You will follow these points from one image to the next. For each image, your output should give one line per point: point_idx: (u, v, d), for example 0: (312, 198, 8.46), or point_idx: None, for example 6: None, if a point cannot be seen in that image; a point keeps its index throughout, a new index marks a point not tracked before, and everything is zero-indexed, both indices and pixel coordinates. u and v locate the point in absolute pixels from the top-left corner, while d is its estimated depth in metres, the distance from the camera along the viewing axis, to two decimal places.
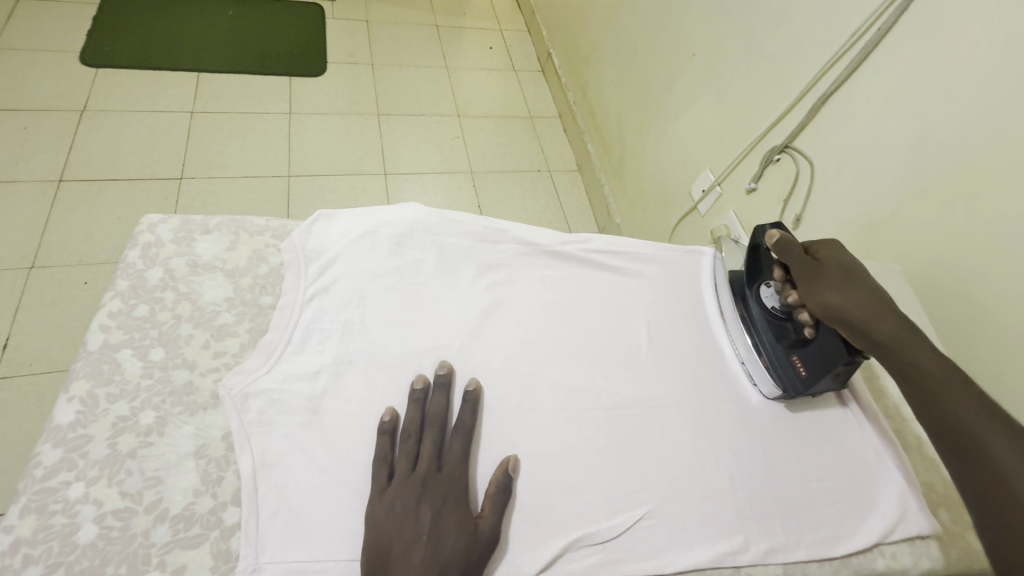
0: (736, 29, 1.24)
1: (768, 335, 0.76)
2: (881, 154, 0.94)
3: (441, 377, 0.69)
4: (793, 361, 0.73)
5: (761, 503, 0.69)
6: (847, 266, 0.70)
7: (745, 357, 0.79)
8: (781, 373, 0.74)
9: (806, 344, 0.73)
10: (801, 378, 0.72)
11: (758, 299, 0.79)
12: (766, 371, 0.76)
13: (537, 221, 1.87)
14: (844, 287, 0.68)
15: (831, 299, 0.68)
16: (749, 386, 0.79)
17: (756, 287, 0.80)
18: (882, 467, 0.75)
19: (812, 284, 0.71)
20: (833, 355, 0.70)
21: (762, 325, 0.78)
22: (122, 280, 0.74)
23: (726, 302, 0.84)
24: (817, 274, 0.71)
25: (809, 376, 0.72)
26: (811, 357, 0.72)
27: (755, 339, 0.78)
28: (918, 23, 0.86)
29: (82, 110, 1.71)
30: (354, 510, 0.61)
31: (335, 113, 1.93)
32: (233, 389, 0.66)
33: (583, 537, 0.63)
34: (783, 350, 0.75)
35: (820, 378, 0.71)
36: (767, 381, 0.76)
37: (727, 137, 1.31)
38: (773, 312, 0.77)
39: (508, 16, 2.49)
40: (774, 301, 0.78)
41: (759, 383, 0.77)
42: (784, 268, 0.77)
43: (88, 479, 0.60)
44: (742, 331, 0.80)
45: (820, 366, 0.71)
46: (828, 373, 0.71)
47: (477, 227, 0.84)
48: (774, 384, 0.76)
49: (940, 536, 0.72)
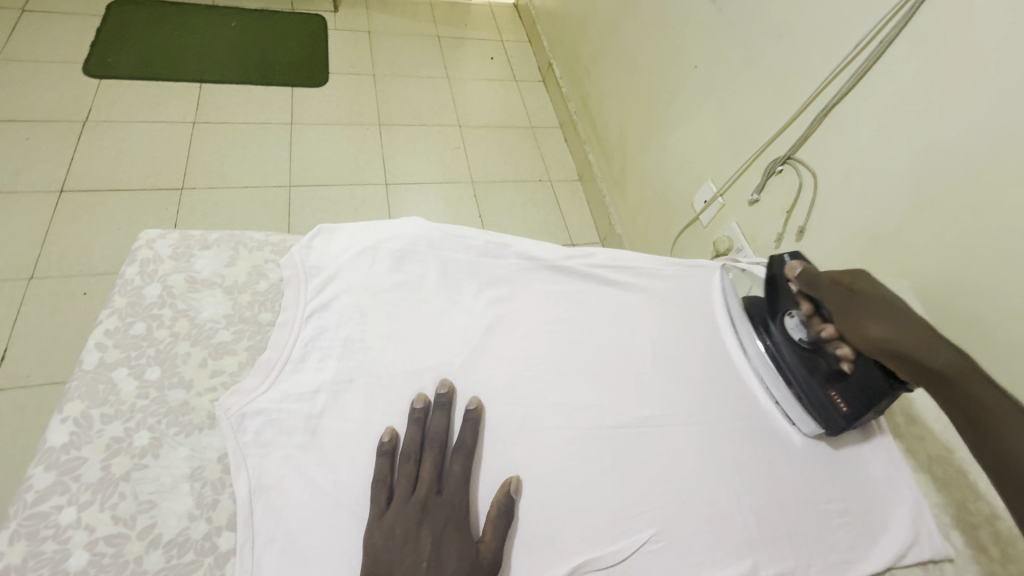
0: (737, 42, 1.24)
1: (800, 371, 0.75)
2: (886, 167, 0.93)
3: (442, 396, 0.68)
4: (831, 397, 0.72)
5: (769, 525, 0.67)
6: (887, 297, 0.69)
7: (768, 382, 0.78)
8: (821, 411, 0.72)
9: (843, 379, 0.72)
10: (843, 415, 0.71)
11: (787, 333, 0.77)
12: (806, 409, 0.74)
13: (538, 231, 1.87)
14: (886, 316, 0.67)
15: (872, 329, 0.67)
16: (788, 426, 0.76)
17: (780, 320, 0.78)
18: (892, 488, 0.73)
19: (847, 315, 0.70)
20: (875, 387, 0.69)
21: (796, 362, 0.75)
22: (119, 297, 0.73)
23: (742, 322, 0.83)
24: (857, 306, 0.69)
25: (850, 411, 0.71)
26: (850, 392, 0.71)
27: (787, 375, 0.76)
28: (922, 38, 0.85)
29: (85, 121, 1.71)
30: (353, 534, 0.59)
31: (336, 122, 1.93)
32: (229, 408, 0.65)
33: (588, 562, 0.62)
34: (819, 387, 0.73)
35: (862, 412, 0.70)
36: (806, 418, 0.74)
37: (729, 149, 1.30)
38: (803, 347, 0.76)
39: (509, 27, 2.50)
40: (801, 334, 0.76)
41: (798, 421, 0.75)
42: (810, 301, 0.76)
43: (80, 503, 0.58)
44: (774, 372, 0.78)
45: (862, 401, 0.70)
46: (870, 405, 0.70)
47: (480, 242, 0.84)
48: (815, 422, 0.74)
49: (952, 559, 0.70)
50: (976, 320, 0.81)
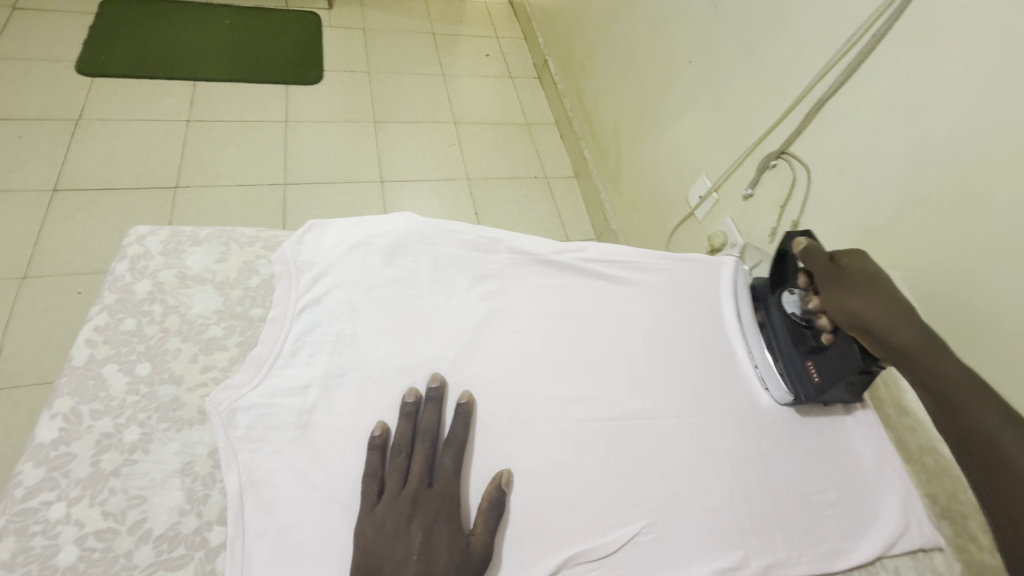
0: (731, 36, 1.24)
1: (784, 341, 0.78)
2: (879, 160, 0.93)
3: (433, 390, 0.68)
4: (806, 367, 0.74)
5: (761, 517, 0.68)
6: (871, 276, 0.69)
7: (759, 362, 0.80)
8: (794, 378, 0.75)
9: (822, 351, 0.73)
10: (814, 384, 0.73)
11: (782, 306, 0.80)
12: (781, 375, 0.77)
13: (534, 227, 1.87)
14: (868, 294, 0.67)
15: (852, 305, 0.67)
16: (759, 389, 0.79)
17: (779, 294, 0.81)
18: (884, 479, 0.74)
19: (831, 290, 0.70)
20: (849, 360, 0.69)
21: (783, 331, 0.79)
22: (109, 293, 0.73)
23: (744, 306, 0.85)
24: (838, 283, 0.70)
25: (821, 382, 0.72)
26: (825, 364, 0.72)
27: (772, 344, 0.79)
28: (914, 31, 0.85)
29: (78, 119, 1.71)
30: (344, 528, 0.59)
31: (331, 120, 1.92)
32: (220, 404, 0.64)
33: (579, 554, 0.62)
34: (797, 356, 0.76)
35: (832, 385, 0.71)
36: (778, 384, 0.77)
37: (723, 143, 1.30)
38: (794, 319, 0.78)
39: (505, 24, 2.49)
40: (795, 307, 0.78)
41: (770, 386, 0.78)
42: (807, 275, 0.76)
43: (69, 498, 0.58)
44: (760, 335, 0.82)
45: (831, 373, 0.71)
46: (840, 378, 0.70)
47: (472, 237, 0.83)
48: (786, 388, 0.76)
49: (941, 548, 0.70)
50: (966, 311, 0.81)
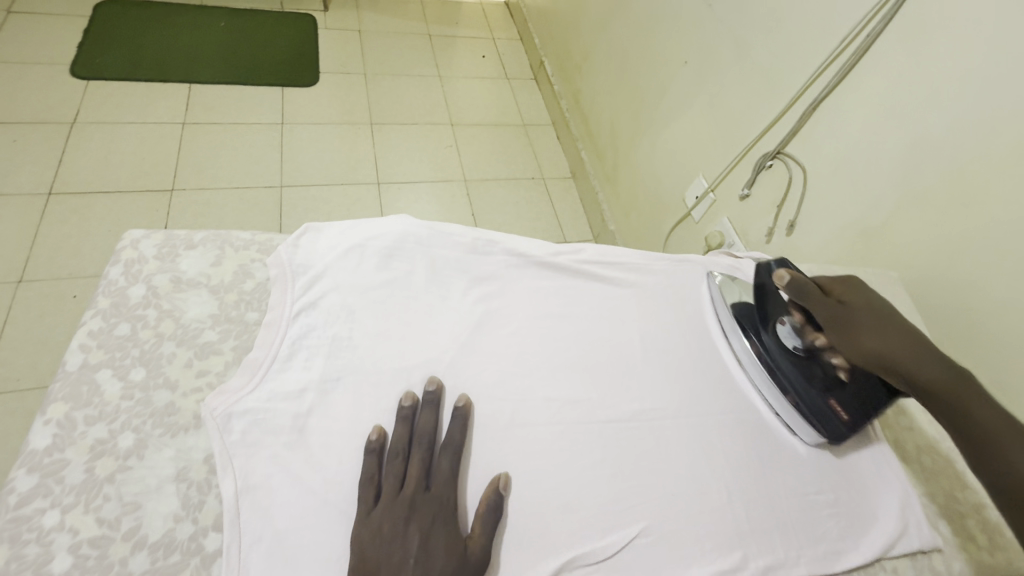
0: (726, 36, 1.24)
1: (797, 383, 0.73)
2: (875, 161, 0.93)
3: (430, 393, 0.68)
4: (830, 406, 0.72)
5: (759, 518, 0.68)
6: (878, 309, 0.69)
7: (779, 409, 0.76)
8: (823, 421, 0.72)
9: (841, 386, 0.72)
10: (845, 422, 0.72)
11: (780, 343, 0.76)
12: (807, 420, 0.73)
13: (531, 228, 1.86)
14: (879, 329, 0.67)
15: (867, 343, 0.67)
16: (790, 437, 0.75)
17: (772, 329, 0.77)
18: (882, 481, 0.74)
19: (840, 327, 0.70)
20: (873, 393, 0.70)
21: (792, 371, 0.74)
22: (103, 298, 0.72)
23: (739, 344, 0.80)
24: (846, 320, 0.70)
25: (851, 419, 0.71)
26: (850, 400, 0.71)
27: (785, 388, 0.74)
28: (908, 31, 0.86)
29: (72, 123, 1.70)
30: (341, 533, 0.59)
31: (327, 122, 1.92)
32: (215, 409, 0.64)
33: (577, 556, 0.62)
34: (818, 397, 0.72)
35: (862, 418, 0.71)
36: (808, 429, 0.73)
37: (719, 144, 1.31)
38: (798, 355, 0.75)
39: (500, 25, 2.49)
40: (794, 342, 0.75)
41: (800, 432, 0.74)
42: (801, 311, 0.75)
43: (63, 505, 0.58)
44: (769, 379, 0.76)
45: (861, 409, 0.71)
46: (871, 410, 0.71)
47: (468, 239, 0.83)
48: (817, 432, 0.73)
49: (940, 548, 0.70)
50: (965, 311, 0.82)
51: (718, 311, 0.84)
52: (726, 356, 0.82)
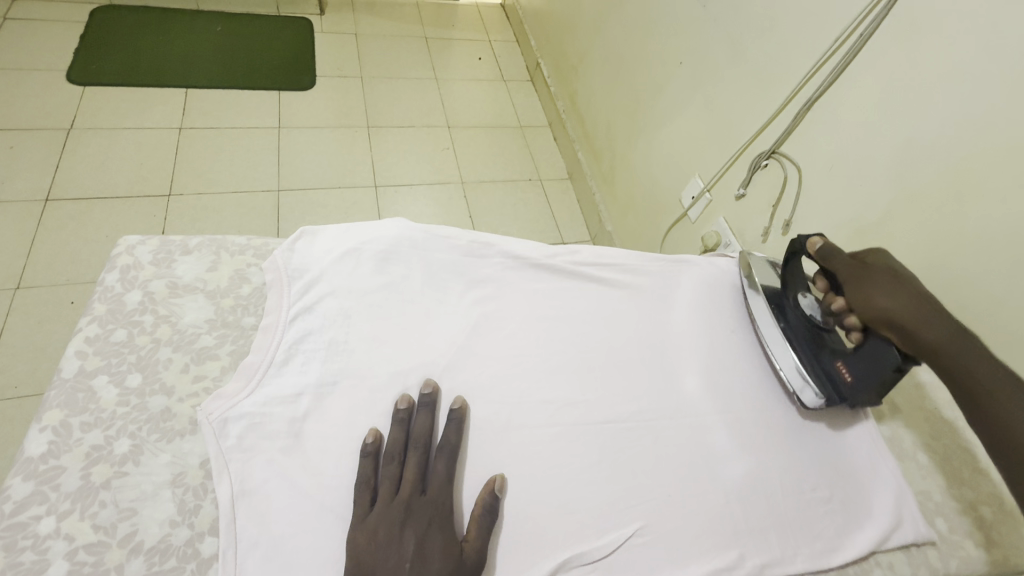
0: (720, 36, 1.24)
1: (806, 343, 0.78)
2: (869, 159, 0.94)
3: (426, 396, 0.68)
4: (836, 368, 0.74)
5: (756, 516, 0.68)
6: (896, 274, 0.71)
7: (784, 364, 0.77)
8: (826, 381, 0.75)
9: (852, 351, 0.73)
10: (848, 385, 0.73)
11: (799, 308, 0.80)
12: (810, 378, 0.75)
13: (528, 229, 1.87)
14: (893, 290, 0.69)
15: (879, 301, 0.69)
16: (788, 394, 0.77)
17: (794, 296, 0.81)
18: (878, 476, 0.74)
19: (855, 288, 0.72)
20: (884, 359, 0.69)
21: (804, 334, 0.78)
22: (99, 304, 0.72)
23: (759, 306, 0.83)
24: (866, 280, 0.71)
25: (855, 383, 0.72)
26: (858, 365, 0.72)
27: (794, 347, 0.78)
28: (899, 31, 0.86)
29: (69, 129, 1.70)
30: (337, 537, 0.59)
31: (324, 126, 1.92)
32: (212, 414, 0.64)
33: (573, 558, 0.62)
34: (825, 358, 0.75)
35: (866, 386, 0.71)
36: (809, 387, 0.75)
37: (714, 143, 1.31)
38: (815, 321, 0.78)
39: (497, 28, 2.50)
40: (814, 311, 0.79)
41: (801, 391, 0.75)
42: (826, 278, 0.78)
43: (59, 512, 0.58)
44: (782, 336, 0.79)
45: (868, 374, 0.71)
46: (877, 378, 0.70)
47: (464, 242, 0.84)
48: (817, 391, 0.74)
49: (935, 543, 0.71)
50: (958, 310, 0.82)
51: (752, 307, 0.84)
52: (729, 353, 0.82)
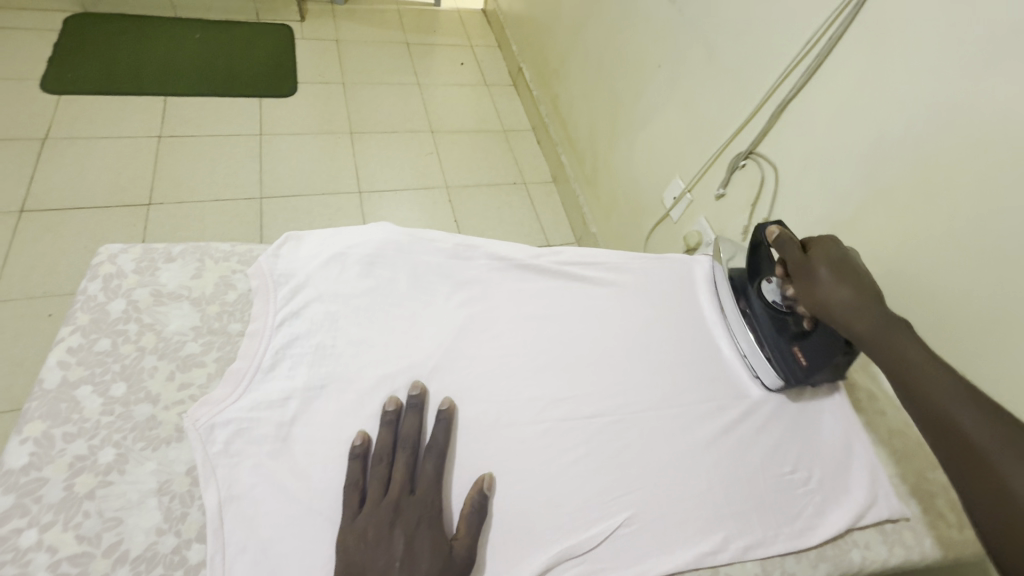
0: (697, 40, 1.28)
1: (765, 328, 0.80)
2: (841, 157, 0.97)
3: (414, 398, 0.68)
4: (792, 351, 0.76)
5: (739, 501, 0.69)
6: (841, 262, 0.72)
7: (746, 351, 0.82)
8: (783, 364, 0.77)
9: (806, 336, 0.76)
10: (803, 368, 0.75)
11: (762, 294, 0.81)
12: (769, 361, 0.79)
13: (514, 232, 1.88)
14: (837, 279, 0.71)
15: (821, 292, 0.71)
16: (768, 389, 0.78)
17: (757, 283, 0.83)
18: (854, 457, 0.76)
19: (804, 278, 0.74)
20: (833, 339, 0.73)
21: (765, 320, 0.80)
22: (82, 314, 0.72)
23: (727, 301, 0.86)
24: (810, 271, 0.73)
25: (809, 365, 0.75)
26: (811, 348, 0.75)
27: (755, 333, 0.81)
28: (867, 34, 0.89)
29: (44, 139, 1.67)
30: (326, 538, 0.59)
31: (306, 132, 1.92)
32: (198, 420, 0.64)
33: (563, 551, 0.63)
34: (783, 342, 0.78)
35: (819, 367, 0.75)
36: (768, 369, 0.79)
37: (693, 145, 1.34)
38: (775, 308, 0.80)
39: (478, 33, 2.52)
40: (776, 297, 0.80)
41: (762, 375, 0.79)
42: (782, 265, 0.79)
43: (42, 524, 0.57)
44: (744, 325, 0.83)
45: (820, 356, 0.74)
46: (828, 358, 0.74)
47: (449, 244, 0.85)
48: (777, 374, 0.78)
49: (910, 524, 0.73)
50: (925, 302, 0.85)
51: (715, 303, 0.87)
52: (709, 347, 0.83)
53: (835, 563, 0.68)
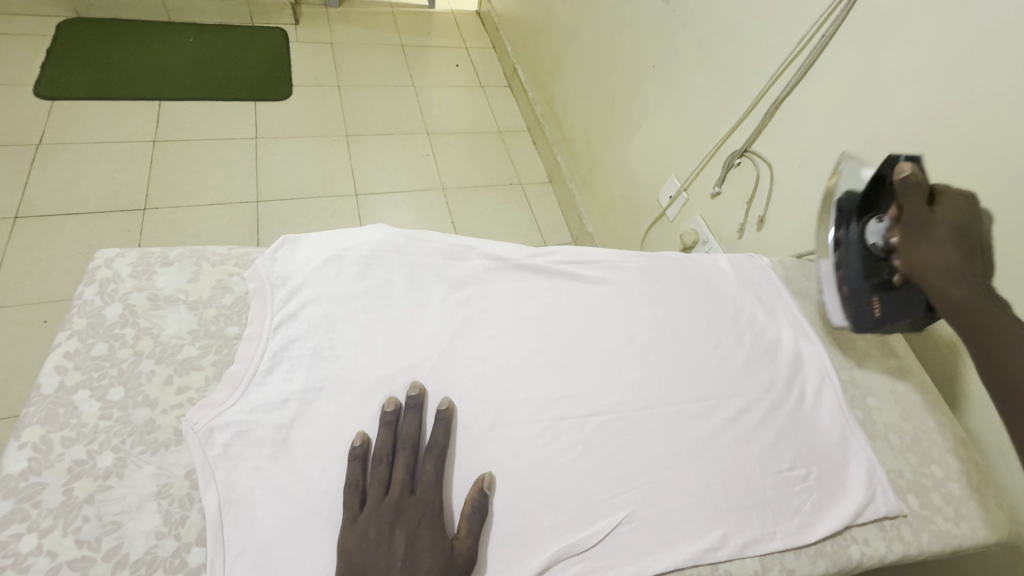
0: (691, 40, 1.28)
1: (853, 272, 0.78)
2: (836, 154, 0.98)
3: (413, 398, 0.69)
4: (869, 300, 0.77)
5: (738, 497, 0.70)
6: (962, 226, 0.68)
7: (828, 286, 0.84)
8: (856, 310, 0.78)
9: (892, 289, 0.75)
10: (874, 317, 0.76)
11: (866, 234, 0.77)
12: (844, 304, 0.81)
13: (510, 233, 1.88)
14: (951, 245, 0.67)
15: (917, 253, 0.69)
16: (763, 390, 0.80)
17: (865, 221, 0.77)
18: (851, 453, 0.77)
19: (914, 231, 0.70)
20: (914, 299, 0.73)
21: (856, 264, 0.78)
22: (78, 319, 0.71)
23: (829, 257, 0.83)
24: (923, 230, 0.69)
25: (881, 318, 0.76)
26: (892, 303, 0.75)
27: (841, 272, 0.80)
28: (859, 31, 0.90)
29: (38, 144, 1.67)
30: (328, 540, 0.59)
31: (302, 136, 1.92)
32: (196, 424, 0.64)
33: (563, 550, 0.63)
34: (864, 288, 0.77)
35: (893, 321, 0.75)
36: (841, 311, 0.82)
37: (688, 144, 1.35)
38: (874, 252, 0.76)
39: (473, 35, 2.52)
40: (878, 240, 0.75)
41: (833, 312, 0.83)
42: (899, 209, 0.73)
43: (41, 529, 0.57)
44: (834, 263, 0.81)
45: (897, 312, 0.74)
46: (902, 317, 0.74)
47: (445, 245, 0.85)
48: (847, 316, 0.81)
49: (908, 519, 0.73)
50: None
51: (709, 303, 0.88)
52: (706, 344, 0.84)
53: (834, 558, 0.69)
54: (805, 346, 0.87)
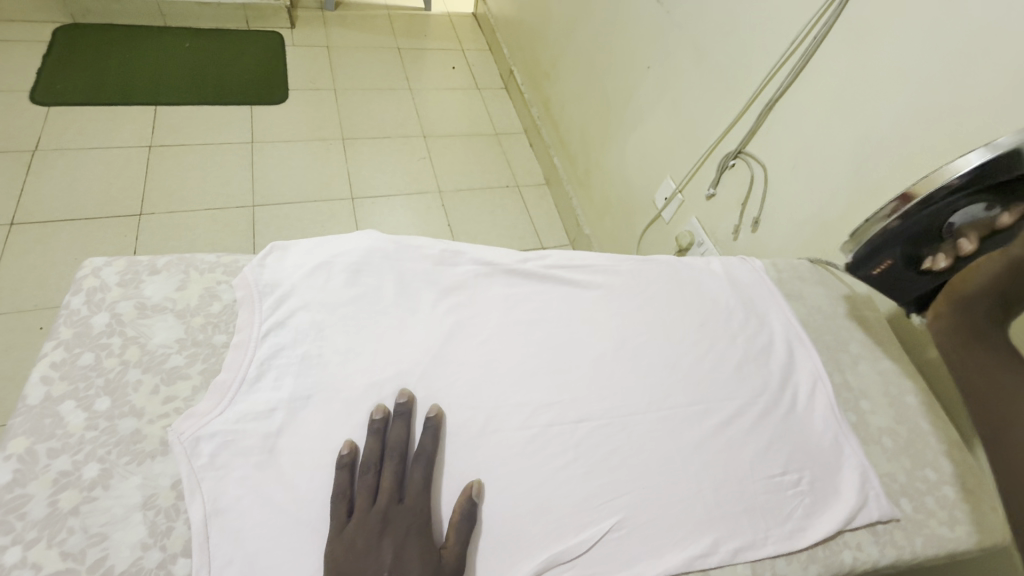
0: (685, 41, 1.28)
1: (907, 228, 0.77)
2: (829, 156, 0.97)
3: (401, 406, 0.68)
4: (883, 258, 0.81)
5: (727, 502, 0.70)
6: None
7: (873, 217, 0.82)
8: (868, 255, 0.82)
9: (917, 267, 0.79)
10: (875, 271, 0.83)
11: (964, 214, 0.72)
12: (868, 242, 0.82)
13: (507, 235, 1.88)
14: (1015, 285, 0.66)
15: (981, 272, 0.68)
16: (754, 393, 0.80)
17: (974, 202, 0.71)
18: (843, 456, 0.77)
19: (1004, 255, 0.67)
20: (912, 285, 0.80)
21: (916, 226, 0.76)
22: (65, 328, 0.71)
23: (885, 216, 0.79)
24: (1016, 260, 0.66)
25: (877, 275, 0.83)
26: (895, 274, 0.81)
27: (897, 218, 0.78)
28: (850, 33, 0.90)
29: (34, 150, 1.67)
30: (315, 550, 0.59)
31: (299, 139, 1.92)
32: (183, 433, 0.64)
33: (552, 558, 0.62)
34: (894, 247, 0.79)
35: (881, 282, 0.83)
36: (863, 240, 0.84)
37: (682, 145, 1.35)
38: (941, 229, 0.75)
39: (469, 37, 2.52)
40: (958, 223, 0.73)
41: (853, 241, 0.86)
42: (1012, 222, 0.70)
43: (26, 541, 0.57)
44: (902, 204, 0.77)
45: (893, 280, 0.82)
46: (890, 285, 0.82)
47: (435, 251, 0.85)
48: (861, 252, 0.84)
49: (901, 523, 0.73)
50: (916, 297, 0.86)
51: (699, 306, 0.88)
52: (700, 347, 0.83)
53: (826, 564, 0.68)
54: (797, 348, 0.87)
